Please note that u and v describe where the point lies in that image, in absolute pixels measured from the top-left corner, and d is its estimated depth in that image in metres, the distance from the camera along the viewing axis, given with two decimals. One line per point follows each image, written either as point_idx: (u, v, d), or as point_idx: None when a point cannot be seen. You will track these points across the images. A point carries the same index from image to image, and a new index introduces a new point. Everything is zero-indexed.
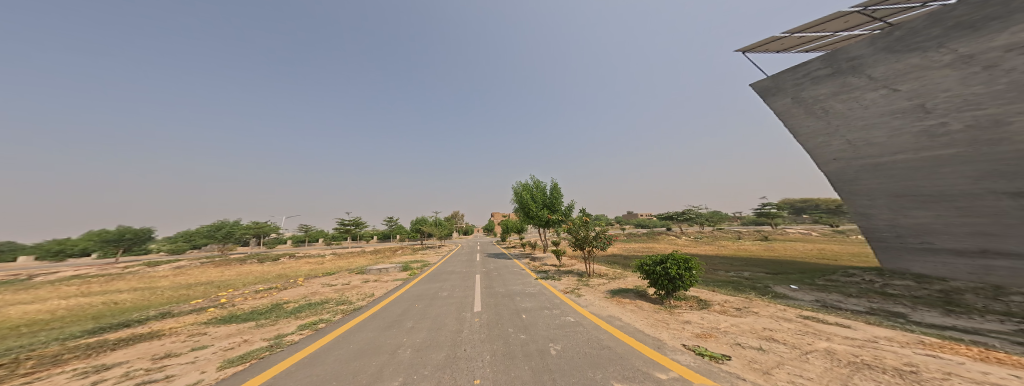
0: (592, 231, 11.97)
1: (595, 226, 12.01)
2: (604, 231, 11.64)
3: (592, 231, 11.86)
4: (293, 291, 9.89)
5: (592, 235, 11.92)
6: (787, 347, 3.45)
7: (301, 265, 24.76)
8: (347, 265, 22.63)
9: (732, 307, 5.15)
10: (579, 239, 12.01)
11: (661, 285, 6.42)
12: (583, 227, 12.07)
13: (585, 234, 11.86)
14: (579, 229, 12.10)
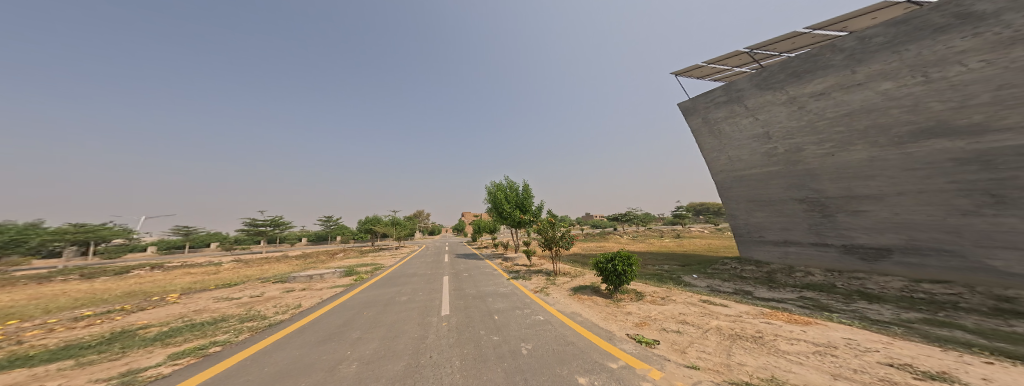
0: (558, 231, 12.28)
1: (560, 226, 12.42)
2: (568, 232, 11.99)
3: (558, 231, 12.19)
4: (171, 307, 6.85)
5: (558, 235, 12.21)
6: (694, 327, 4.04)
7: (185, 272, 17.76)
8: (264, 270, 17.25)
9: (660, 298, 5.80)
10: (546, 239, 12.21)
11: (610, 281, 6.92)
12: (551, 227, 12.35)
13: (551, 234, 12.13)
14: (547, 229, 12.33)
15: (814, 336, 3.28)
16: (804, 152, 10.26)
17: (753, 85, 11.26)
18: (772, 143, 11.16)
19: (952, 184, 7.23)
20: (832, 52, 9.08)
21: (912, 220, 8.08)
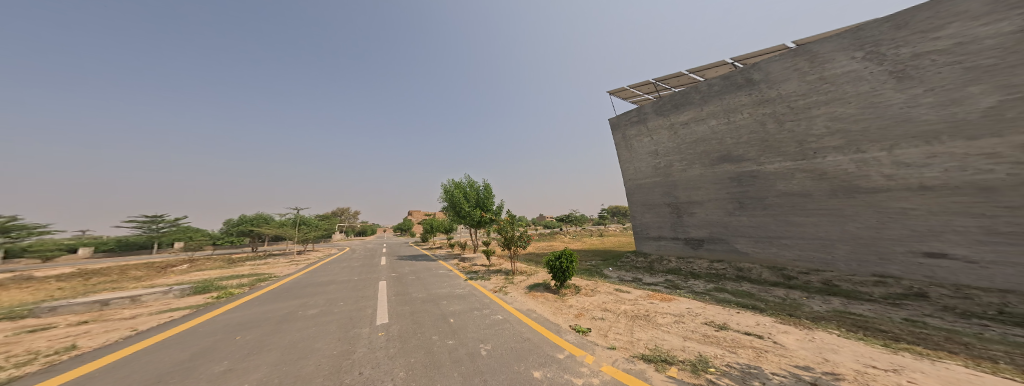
0: (515, 231, 12.41)
1: (517, 226, 12.58)
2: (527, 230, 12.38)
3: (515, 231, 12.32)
4: None
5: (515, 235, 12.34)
6: (614, 315, 4.44)
7: None
8: (56, 289, 10.76)
9: (590, 291, 6.56)
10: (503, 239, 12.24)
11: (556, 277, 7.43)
12: (509, 227, 12.43)
13: (510, 234, 12.22)
14: (508, 229, 12.38)
15: (672, 308, 4.65)
16: (682, 172, 11.64)
17: (654, 111, 12.39)
18: (661, 161, 12.37)
19: (726, 194, 10.25)
20: (704, 92, 10.76)
21: (708, 218, 10.88)
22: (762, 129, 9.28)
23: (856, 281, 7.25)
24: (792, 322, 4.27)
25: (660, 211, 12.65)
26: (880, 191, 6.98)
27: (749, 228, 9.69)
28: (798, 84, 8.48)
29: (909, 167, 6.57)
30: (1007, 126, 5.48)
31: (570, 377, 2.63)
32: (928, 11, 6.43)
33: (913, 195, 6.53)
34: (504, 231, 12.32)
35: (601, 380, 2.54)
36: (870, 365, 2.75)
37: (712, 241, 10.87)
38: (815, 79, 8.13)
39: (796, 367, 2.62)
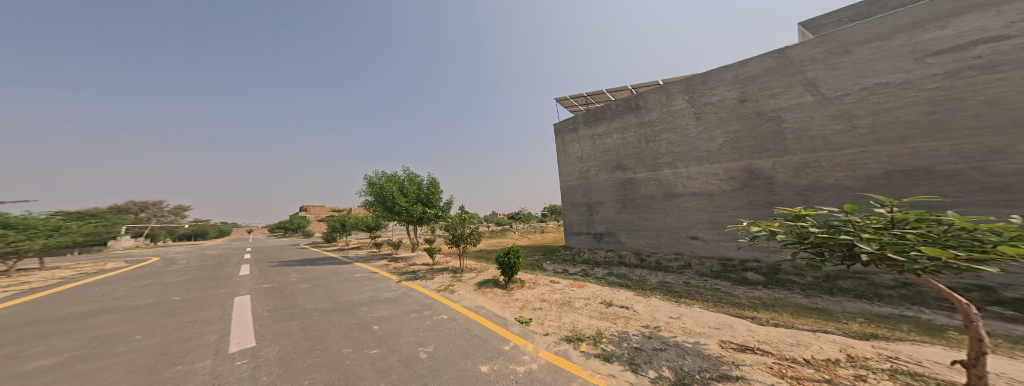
0: (468, 229, 12.02)
1: (471, 224, 12.20)
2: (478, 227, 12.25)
3: (468, 228, 11.96)
4: None
5: (467, 232, 11.95)
6: (549, 305, 4.82)
7: None
8: None
9: (529, 284, 7.02)
10: (454, 236, 11.82)
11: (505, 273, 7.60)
12: (462, 224, 12.04)
13: (463, 231, 11.81)
14: (459, 226, 11.93)
15: (583, 293, 5.40)
16: (600, 176, 12.61)
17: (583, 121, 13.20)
18: (586, 166, 13.13)
19: (615, 195, 12.01)
20: (613, 110, 12.16)
21: (607, 215, 12.31)
22: (642, 144, 11.23)
23: (674, 252, 10.25)
24: (647, 296, 5.48)
25: (582, 210, 13.37)
26: (683, 194, 10.06)
27: (626, 222, 11.69)
28: (663, 113, 10.73)
29: (691, 179, 9.93)
30: (721, 156, 9.30)
31: (513, 366, 2.60)
32: (706, 78, 9.89)
33: (689, 197, 9.92)
34: (455, 228, 11.86)
35: (538, 365, 2.59)
36: (698, 325, 3.85)
37: (610, 234, 12.26)
38: (666, 112, 10.69)
39: (643, 326, 3.64)
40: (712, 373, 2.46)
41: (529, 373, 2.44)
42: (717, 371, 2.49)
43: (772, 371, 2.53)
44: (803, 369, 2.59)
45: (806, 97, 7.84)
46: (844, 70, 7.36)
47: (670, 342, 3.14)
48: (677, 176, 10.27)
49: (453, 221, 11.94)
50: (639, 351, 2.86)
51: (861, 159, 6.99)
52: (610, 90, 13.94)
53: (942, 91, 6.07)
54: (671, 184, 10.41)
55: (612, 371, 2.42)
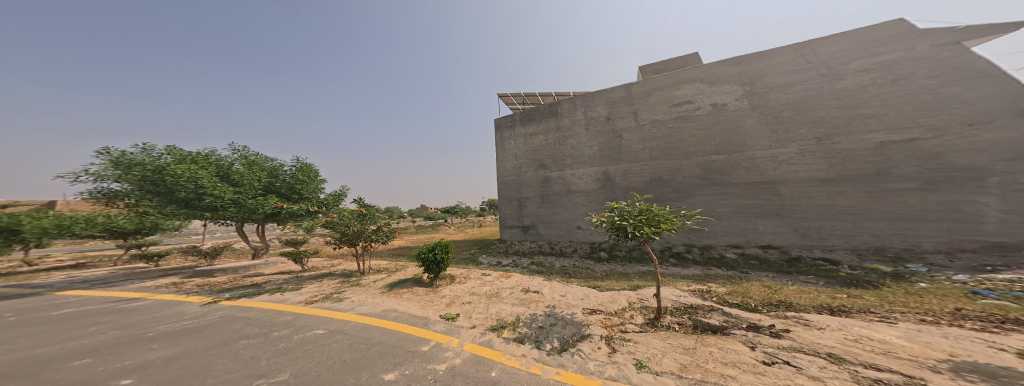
0: (374, 226, 8.14)
1: (380, 218, 8.34)
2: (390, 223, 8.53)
3: (373, 225, 8.13)
4: None
5: (372, 229, 8.09)
6: (478, 298, 4.94)
7: None
8: None
9: (462, 279, 7.00)
10: (347, 238, 7.73)
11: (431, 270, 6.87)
12: (364, 220, 7.91)
13: (365, 231, 7.90)
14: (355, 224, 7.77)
15: (509, 283, 5.75)
16: (528, 173, 13.40)
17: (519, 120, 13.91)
18: (519, 163, 13.75)
19: (539, 190, 12.99)
20: (540, 113, 13.39)
21: (536, 210, 13.01)
22: (558, 146, 12.73)
23: (568, 240, 12.15)
24: (554, 280, 6.13)
25: (514, 205, 13.75)
26: (583, 191, 11.91)
27: (545, 210, 12.79)
28: (571, 120, 12.59)
29: (573, 173, 12.23)
30: (592, 161, 11.90)
31: (433, 366, 2.59)
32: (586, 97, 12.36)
33: (576, 194, 12.05)
34: (351, 225, 7.71)
35: (462, 359, 2.67)
36: (582, 296, 4.68)
37: (533, 227, 13.08)
38: (564, 121, 12.74)
39: (547, 307, 4.13)
40: (578, 335, 3.09)
41: (451, 369, 2.47)
42: (587, 335, 3.10)
43: (603, 324, 3.47)
44: (620, 321, 3.65)
45: (631, 122, 11.34)
46: (643, 103, 11.23)
47: (558, 316, 3.69)
48: (572, 176, 12.25)
49: (352, 218, 7.71)
50: (541, 330, 3.26)
51: (643, 168, 10.96)
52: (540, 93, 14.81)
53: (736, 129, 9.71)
54: (571, 182, 12.23)
55: (524, 351, 2.70)
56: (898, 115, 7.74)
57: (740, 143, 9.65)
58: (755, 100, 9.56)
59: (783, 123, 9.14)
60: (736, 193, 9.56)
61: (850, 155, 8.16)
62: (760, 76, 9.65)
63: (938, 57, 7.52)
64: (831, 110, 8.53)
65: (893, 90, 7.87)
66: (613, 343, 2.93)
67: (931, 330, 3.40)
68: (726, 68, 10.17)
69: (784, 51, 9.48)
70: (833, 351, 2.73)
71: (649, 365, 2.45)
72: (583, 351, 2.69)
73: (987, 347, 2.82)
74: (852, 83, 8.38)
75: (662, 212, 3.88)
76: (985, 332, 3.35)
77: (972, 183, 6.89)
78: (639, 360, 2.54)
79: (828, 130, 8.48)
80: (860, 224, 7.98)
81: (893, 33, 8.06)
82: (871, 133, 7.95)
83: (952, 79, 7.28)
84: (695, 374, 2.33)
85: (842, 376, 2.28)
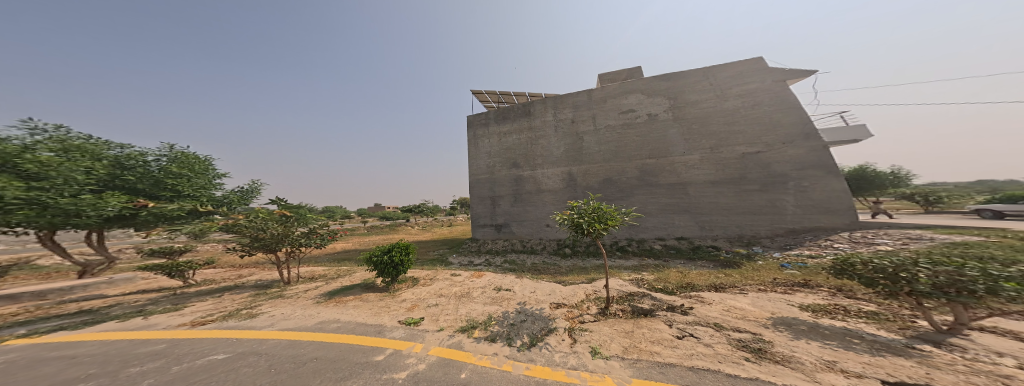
0: (305, 228, 6.83)
1: (315, 220, 7.12)
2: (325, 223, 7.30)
3: (306, 226, 6.82)
4: None
5: (303, 233, 6.77)
6: (447, 299, 4.83)
7: None
8: None
9: (429, 280, 6.69)
10: (265, 245, 6.15)
11: (385, 275, 6.06)
12: (296, 221, 6.58)
13: (295, 235, 6.53)
14: (274, 225, 6.25)
15: (483, 282, 5.70)
16: (502, 172, 13.42)
17: (495, 118, 13.86)
18: (492, 162, 13.68)
19: (512, 190, 13.09)
20: (516, 113, 13.46)
21: (508, 209, 13.11)
22: (531, 146, 12.95)
23: (538, 238, 12.43)
24: (525, 277, 6.26)
25: (486, 203, 13.63)
26: (552, 191, 12.28)
27: (516, 208, 12.96)
28: (542, 121, 12.89)
29: (541, 170, 12.57)
30: (560, 162, 12.34)
31: (392, 374, 2.46)
32: (558, 101, 12.77)
33: (547, 193, 12.36)
34: (273, 228, 6.19)
35: (426, 364, 2.58)
36: (548, 292, 4.78)
37: (506, 226, 13.11)
38: (535, 124, 13.04)
39: (519, 304, 4.17)
40: (545, 330, 3.17)
41: (414, 376, 2.37)
42: (553, 328, 3.20)
43: (566, 317, 3.63)
44: (581, 312, 3.86)
45: (591, 126, 12.02)
46: (597, 110, 12.05)
47: (527, 312, 3.77)
48: (543, 175, 12.54)
49: (275, 220, 6.29)
50: (512, 327, 3.29)
51: (597, 170, 11.67)
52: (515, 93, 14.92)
53: (684, 136, 10.76)
54: (541, 181, 12.53)
55: (495, 350, 2.70)
56: (754, 132, 10.03)
57: (668, 149, 10.86)
58: (676, 113, 10.94)
59: (699, 139, 10.60)
60: (660, 192, 10.80)
61: (726, 162, 10.21)
62: (680, 92, 11.12)
63: (774, 90, 10.12)
64: (719, 125, 10.45)
65: (750, 111, 10.22)
66: (574, 333, 3.08)
67: (771, 296, 4.79)
68: (660, 83, 11.37)
69: (695, 72, 11.11)
70: (714, 318, 3.62)
71: (600, 351, 2.64)
72: (548, 345, 2.78)
73: (787, 305, 4.29)
74: (732, 104, 10.41)
75: (608, 210, 4.25)
76: (789, 294, 4.91)
77: (786, 185, 9.52)
78: (593, 348, 2.72)
79: (716, 142, 10.38)
80: (730, 216, 10.00)
81: (755, 67, 10.35)
82: (737, 146, 10.16)
83: (780, 107, 9.94)
84: (642, 356, 2.56)
85: (729, 343, 2.92)
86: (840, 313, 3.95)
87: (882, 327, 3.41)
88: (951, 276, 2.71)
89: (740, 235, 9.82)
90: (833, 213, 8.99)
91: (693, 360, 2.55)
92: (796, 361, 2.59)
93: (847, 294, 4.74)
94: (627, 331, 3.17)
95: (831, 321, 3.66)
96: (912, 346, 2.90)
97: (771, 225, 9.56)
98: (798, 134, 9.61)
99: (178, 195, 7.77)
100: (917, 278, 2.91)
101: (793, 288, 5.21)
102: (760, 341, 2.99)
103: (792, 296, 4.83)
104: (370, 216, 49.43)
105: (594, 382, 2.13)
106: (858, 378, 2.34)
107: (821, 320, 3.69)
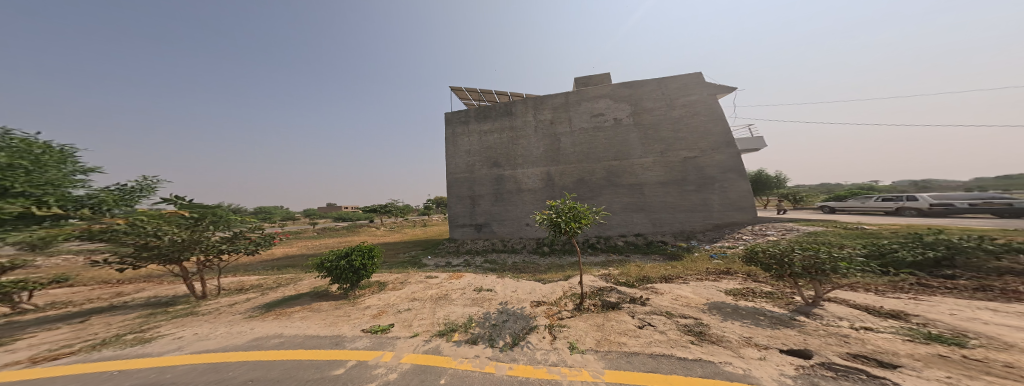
0: (227, 233, 6.02)
1: (242, 222, 6.27)
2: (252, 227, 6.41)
3: (230, 231, 6.06)
4: None
5: (223, 238, 5.96)
6: (421, 303, 4.65)
7: None
8: None
9: (399, 284, 6.40)
10: (160, 254, 5.13)
11: (343, 281, 5.59)
12: (207, 225, 5.58)
13: (206, 240, 5.56)
14: (177, 230, 5.18)
15: (462, 283, 5.57)
16: (482, 171, 13.25)
17: (476, 116, 13.64)
18: (472, 160, 13.46)
19: (492, 189, 12.99)
20: (498, 112, 13.39)
21: (488, 209, 12.99)
22: (511, 145, 12.97)
23: (518, 237, 12.50)
24: (507, 276, 6.25)
25: (466, 203, 13.39)
26: (531, 190, 12.44)
27: (495, 207, 12.91)
28: (523, 121, 12.99)
29: (522, 170, 12.66)
30: (537, 162, 12.53)
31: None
32: (537, 102, 12.99)
33: (527, 192, 12.48)
34: (173, 233, 5.14)
35: (398, 373, 2.46)
36: (525, 291, 4.82)
37: (487, 225, 12.98)
38: (514, 123, 13.09)
39: (501, 304, 4.14)
40: (527, 329, 3.19)
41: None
42: (534, 327, 3.24)
43: (547, 314, 3.71)
44: (559, 309, 3.96)
45: (567, 128, 12.38)
46: (569, 112, 12.49)
47: (511, 312, 3.77)
48: (524, 175, 12.63)
49: (172, 222, 5.17)
50: (494, 328, 3.26)
51: (573, 171, 12.04)
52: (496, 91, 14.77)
53: (647, 140, 11.52)
54: (521, 181, 12.62)
55: (476, 352, 2.66)
56: (693, 139, 11.12)
57: (633, 151, 11.55)
58: (638, 119, 11.73)
59: (657, 144, 11.39)
60: (622, 191, 11.44)
61: (675, 165, 11.10)
62: (640, 99, 11.92)
63: (709, 102, 11.29)
64: (668, 132, 11.43)
65: (691, 120, 11.31)
66: (553, 331, 3.14)
67: (707, 284, 5.29)
68: (624, 90, 12.11)
69: (650, 81, 12.01)
70: (663, 306, 3.95)
71: (578, 346, 2.72)
72: (530, 343, 2.80)
73: (711, 290, 4.86)
74: (678, 113, 11.46)
75: (583, 208, 4.41)
76: (717, 281, 5.49)
77: (714, 186, 10.71)
78: (571, 343, 2.80)
79: (664, 147, 11.32)
80: (675, 214, 10.94)
81: (697, 81, 11.53)
82: (680, 151, 11.16)
83: (712, 119, 11.15)
84: (612, 347, 2.70)
85: (678, 329, 3.20)
86: (744, 296, 4.49)
87: (773, 304, 4.05)
88: (815, 260, 3.58)
89: (682, 230, 10.79)
90: (741, 210, 10.42)
91: (652, 347, 2.74)
92: (724, 340, 2.92)
93: (752, 278, 5.54)
94: (601, 325, 3.29)
95: (744, 302, 4.20)
96: (793, 318, 3.49)
97: (703, 221, 10.67)
98: (722, 143, 10.92)
99: (2, 189, 3.98)
100: (795, 262, 3.69)
101: (720, 276, 5.86)
102: (698, 325, 3.31)
103: (717, 282, 5.43)
104: (320, 217, 44.45)
105: (573, 376, 2.19)
106: (767, 350, 2.70)
107: (739, 302, 4.20)
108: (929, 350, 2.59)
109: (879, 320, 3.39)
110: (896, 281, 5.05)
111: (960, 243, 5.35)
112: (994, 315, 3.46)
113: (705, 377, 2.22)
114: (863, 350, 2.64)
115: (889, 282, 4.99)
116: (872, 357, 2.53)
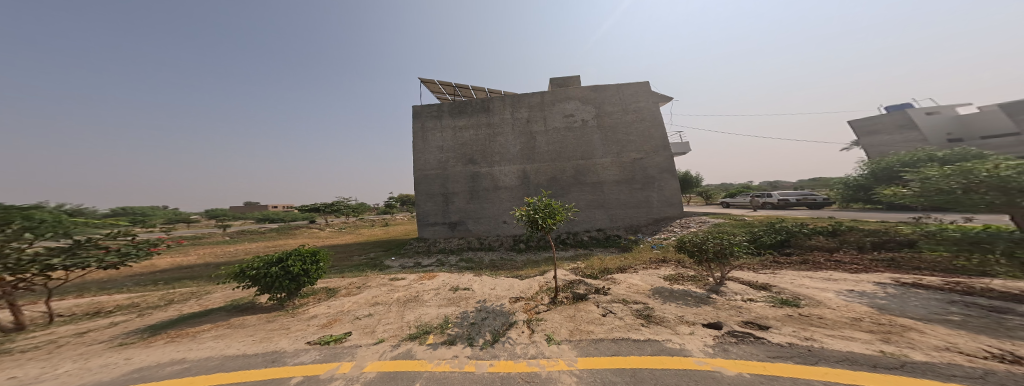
0: (63, 242, 4.48)
1: (93, 227, 4.77)
2: (117, 233, 5.00)
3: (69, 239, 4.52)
4: None
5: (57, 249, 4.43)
6: (384, 307, 4.36)
7: None
8: None
9: (355, 289, 5.90)
10: None
11: (278, 289, 4.92)
12: (18, 233, 3.81)
13: (18, 252, 3.90)
14: None
15: (432, 284, 5.38)
16: (455, 168, 12.85)
17: (450, 111, 13.17)
18: (446, 157, 12.95)
19: (465, 187, 12.70)
20: (473, 108, 13.15)
21: (459, 207, 12.69)
22: (487, 142, 12.82)
23: (496, 235, 12.43)
24: (484, 274, 6.18)
25: (437, 201, 12.87)
26: (503, 188, 12.48)
27: (466, 205, 12.66)
28: (501, 118, 12.93)
29: (494, 168, 12.62)
30: (510, 161, 12.61)
31: None
32: (512, 102, 13.01)
33: (498, 189, 12.51)
34: None
35: (364, 382, 2.29)
36: (489, 288, 4.82)
37: (461, 224, 12.67)
38: (490, 122, 12.95)
39: (478, 302, 4.11)
40: (507, 325, 3.22)
41: None
42: (514, 322, 3.30)
43: (525, 309, 3.80)
44: (537, 303, 4.08)
45: (541, 127, 12.69)
46: (539, 112, 12.80)
47: (490, 310, 3.75)
48: (498, 173, 12.59)
49: None
50: (472, 326, 3.23)
51: (541, 170, 12.40)
52: (472, 87, 14.44)
53: (606, 141, 12.38)
54: (497, 179, 12.56)
55: (455, 352, 2.61)
56: (641, 142, 12.29)
57: (595, 153, 12.34)
58: (603, 122, 12.52)
59: (616, 146, 12.33)
60: (583, 189, 12.16)
61: (628, 166, 12.14)
62: (603, 103, 12.73)
63: (656, 109, 12.57)
64: (625, 136, 12.40)
65: (641, 125, 12.46)
66: (531, 325, 3.22)
67: (651, 272, 5.93)
68: (591, 93, 12.81)
69: (611, 87, 12.88)
70: (625, 295, 4.33)
71: (555, 338, 2.84)
72: (511, 338, 2.84)
73: (654, 277, 5.46)
74: (631, 117, 12.53)
75: (557, 206, 4.58)
76: (658, 269, 6.20)
77: (654, 185, 12.00)
78: (548, 335, 2.91)
79: (619, 149, 12.29)
80: (626, 210, 11.96)
81: (645, 90, 12.74)
82: (633, 153, 12.24)
83: (657, 125, 12.45)
84: (583, 336, 2.89)
85: (633, 314, 3.54)
86: (681, 280, 5.14)
87: (696, 286, 4.71)
88: (721, 245, 4.29)
89: (632, 224, 11.88)
90: (673, 206, 11.86)
91: (614, 332, 3.00)
92: (664, 320, 3.32)
93: (681, 264, 6.37)
94: (567, 316, 3.49)
95: (681, 286, 4.81)
96: (711, 297, 4.10)
97: (646, 216, 11.90)
98: (661, 146, 12.27)
99: None
100: (709, 248, 4.37)
101: (659, 264, 6.62)
102: (651, 308, 3.72)
103: (658, 270, 6.15)
104: (239, 219, 37.34)
105: (551, 367, 2.29)
106: (694, 325, 3.15)
107: (676, 286, 4.80)
108: (783, 311, 3.30)
109: (757, 291, 4.17)
110: (761, 260, 6.24)
111: (793, 229, 7.10)
112: (812, 281, 4.55)
113: (654, 355, 2.50)
114: (751, 317, 3.24)
115: (758, 261, 6.14)
116: (756, 322, 3.11)
